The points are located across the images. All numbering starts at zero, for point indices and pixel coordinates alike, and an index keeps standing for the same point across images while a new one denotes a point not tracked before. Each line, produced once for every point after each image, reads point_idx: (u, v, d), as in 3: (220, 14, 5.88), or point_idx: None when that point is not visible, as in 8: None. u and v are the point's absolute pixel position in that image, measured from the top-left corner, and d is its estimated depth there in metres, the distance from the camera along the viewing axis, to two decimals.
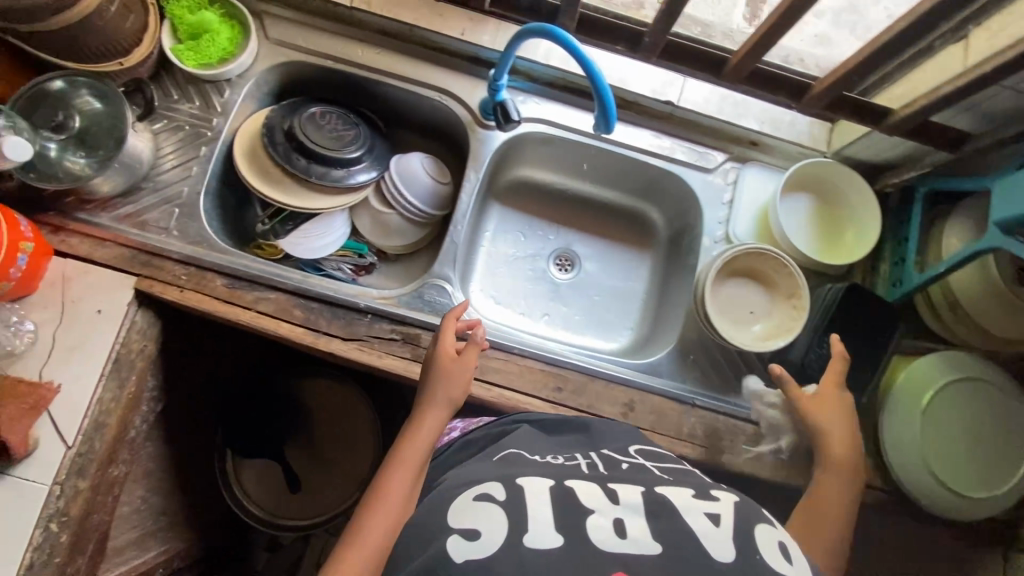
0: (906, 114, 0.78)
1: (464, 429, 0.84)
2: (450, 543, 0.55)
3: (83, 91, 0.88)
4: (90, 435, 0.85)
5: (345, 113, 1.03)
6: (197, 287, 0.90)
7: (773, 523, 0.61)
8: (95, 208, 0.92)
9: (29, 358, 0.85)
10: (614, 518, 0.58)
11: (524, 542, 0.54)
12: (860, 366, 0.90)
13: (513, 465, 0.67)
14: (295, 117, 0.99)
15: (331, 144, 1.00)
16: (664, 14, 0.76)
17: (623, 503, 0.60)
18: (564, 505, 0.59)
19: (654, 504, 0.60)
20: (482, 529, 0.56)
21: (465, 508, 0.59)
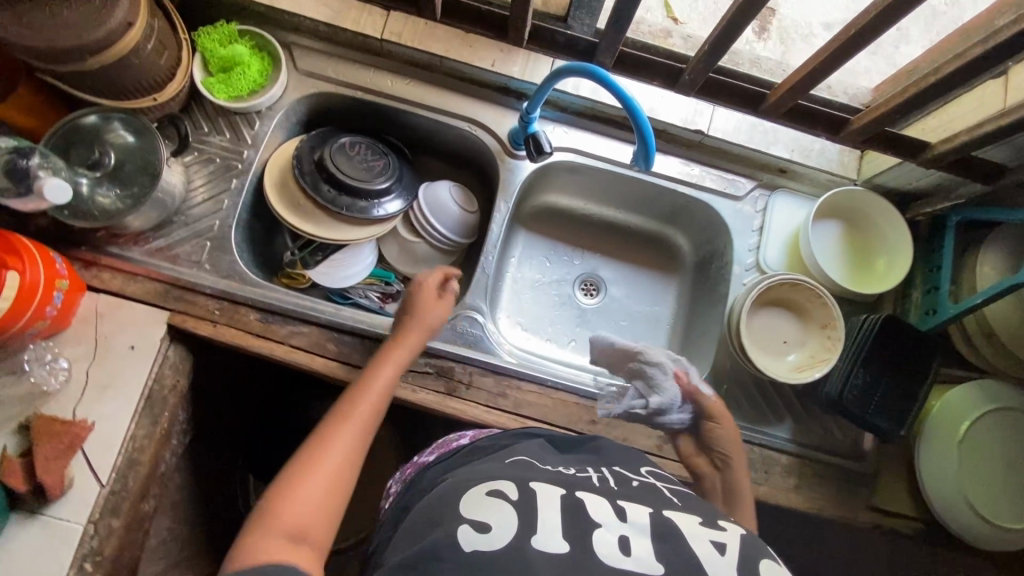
0: (947, 149, 0.79)
1: (473, 435, 0.81)
2: (460, 532, 0.52)
3: (115, 126, 0.88)
4: (123, 473, 0.84)
5: (375, 143, 1.04)
6: (229, 321, 0.90)
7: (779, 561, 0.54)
8: (126, 242, 0.92)
9: (63, 396, 0.84)
10: (620, 535, 0.54)
11: (531, 543, 0.51)
12: (896, 398, 0.89)
13: (525, 471, 0.63)
14: (325, 147, 0.99)
15: (362, 174, 1.00)
16: (712, 50, 0.76)
17: (629, 520, 0.55)
18: (574, 514, 0.55)
19: (661, 526, 0.56)
20: (493, 523, 0.53)
21: (478, 501, 0.56)
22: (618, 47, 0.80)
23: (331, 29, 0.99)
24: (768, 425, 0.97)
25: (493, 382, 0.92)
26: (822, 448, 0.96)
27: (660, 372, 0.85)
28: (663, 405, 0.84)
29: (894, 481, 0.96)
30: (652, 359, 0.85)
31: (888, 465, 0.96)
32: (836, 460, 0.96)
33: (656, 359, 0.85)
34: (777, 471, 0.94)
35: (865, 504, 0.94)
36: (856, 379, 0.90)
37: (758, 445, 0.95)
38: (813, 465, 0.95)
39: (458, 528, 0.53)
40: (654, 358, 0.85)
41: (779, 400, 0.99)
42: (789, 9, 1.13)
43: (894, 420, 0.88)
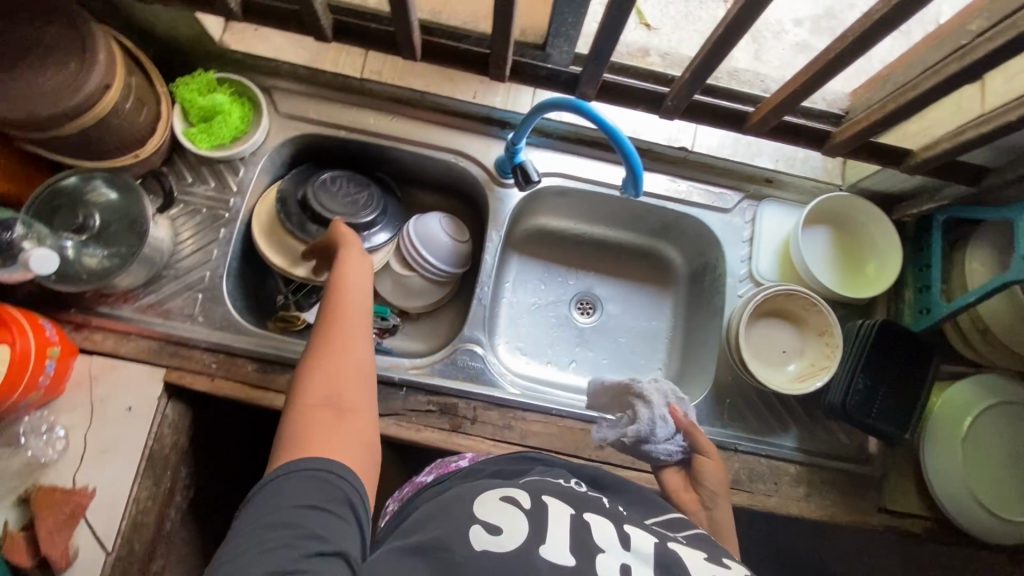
0: (931, 155, 0.79)
1: (473, 458, 0.81)
2: (472, 530, 0.55)
3: (97, 184, 0.87)
4: (129, 537, 0.83)
5: (357, 176, 1.03)
6: (227, 374, 0.89)
7: None
8: (116, 301, 0.90)
9: (61, 464, 0.83)
10: (622, 563, 0.54)
11: (538, 551, 0.53)
12: (899, 402, 0.90)
13: (542, 484, 0.65)
14: (307, 187, 0.98)
15: (347, 209, 0.99)
16: (692, 77, 0.77)
17: (633, 548, 0.56)
18: (579, 532, 0.56)
19: (667, 559, 0.55)
20: (505, 526, 0.56)
21: (493, 503, 0.59)
22: (600, 78, 0.82)
23: (310, 71, 0.99)
24: (774, 436, 0.97)
25: (497, 415, 0.91)
26: (828, 454, 0.97)
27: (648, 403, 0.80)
28: (643, 431, 0.78)
29: (902, 481, 0.96)
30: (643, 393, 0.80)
31: (895, 467, 0.97)
32: (843, 465, 0.96)
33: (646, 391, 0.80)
34: (786, 481, 0.94)
35: (875, 507, 0.95)
36: (858, 384, 0.90)
37: (766, 457, 0.95)
38: (821, 472, 0.95)
39: (470, 525, 0.56)
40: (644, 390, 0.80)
41: (783, 409, 0.99)
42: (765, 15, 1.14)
43: (897, 423, 0.89)
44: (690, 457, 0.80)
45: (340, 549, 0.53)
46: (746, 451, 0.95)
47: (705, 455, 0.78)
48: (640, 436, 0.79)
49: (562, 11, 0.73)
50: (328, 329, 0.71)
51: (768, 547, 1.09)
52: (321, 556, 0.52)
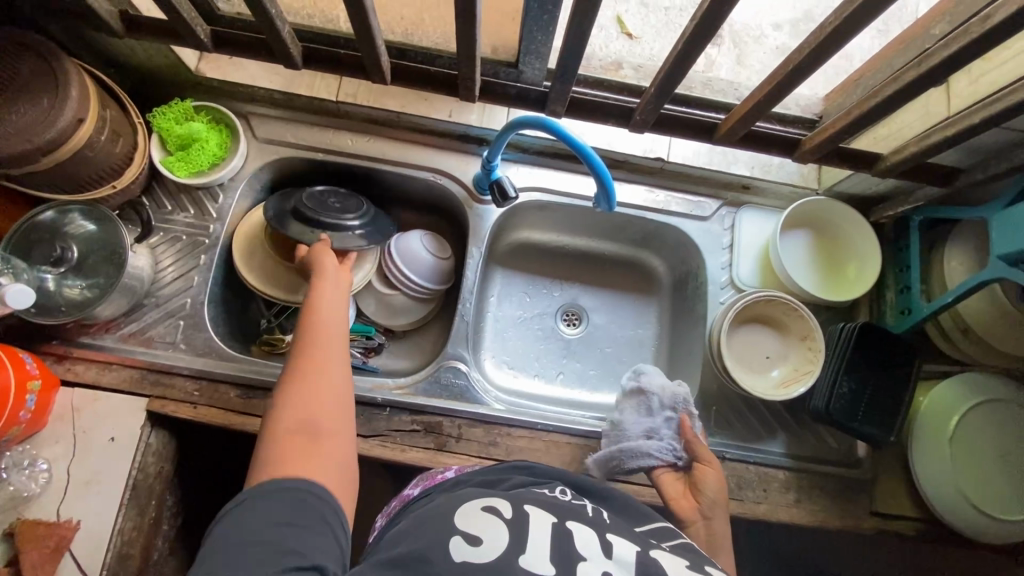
0: (899, 158, 0.80)
1: (458, 470, 0.81)
2: (452, 541, 0.54)
3: (75, 217, 0.88)
4: (114, 569, 0.82)
5: (346, 191, 1.00)
6: (210, 401, 0.89)
7: None
8: (98, 330, 0.91)
9: (44, 498, 0.82)
10: (604, 571, 0.54)
11: (517, 559, 0.53)
12: (886, 405, 0.89)
13: (527, 493, 0.65)
14: (295, 199, 0.95)
15: (339, 215, 0.94)
16: (658, 91, 0.78)
17: (615, 558, 0.56)
18: (561, 542, 0.56)
19: (648, 566, 0.55)
20: (484, 537, 0.55)
21: (474, 515, 0.58)
22: (568, 95, 0.82)
23: (286, 96, 1.00)
24: (762, 442, 0.97)
25: (483, 432, 0.91)
26: (817, 459, 0.96)
27: (651, 399, 0.87)
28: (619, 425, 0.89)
29: (893, 483, 0.95)
30: (646, 390, 0.88)
31: (885, 469, 0.96)
32: (833, 469, 0.96)
33: (652, 387, 0.88)
34: (775, 487, 0.94)
35: (866, 510, 0.94)
36: (842, 387, 0.90)
37: (753, 464, 0.95)
38: (811, 477, 0.95)
39: (449, 537, 0.55)
40: (653, 385, 0.88)
41: (770, 415, 0.99)
42: (742, 22, 1.15)
43: (884, 426, 0.88)
44: (688, 465, 0.82)
45: (316, 563, 0.52)
46: (733, 458, 0.95)
47: (707, 460, 0.80)
48: (615, 436, 0.88)
49: (532, 29, 0.74)
50: (303, 353, 0.71)
51: (763, 552, 1.09)
52: (297, 570, 0.50)
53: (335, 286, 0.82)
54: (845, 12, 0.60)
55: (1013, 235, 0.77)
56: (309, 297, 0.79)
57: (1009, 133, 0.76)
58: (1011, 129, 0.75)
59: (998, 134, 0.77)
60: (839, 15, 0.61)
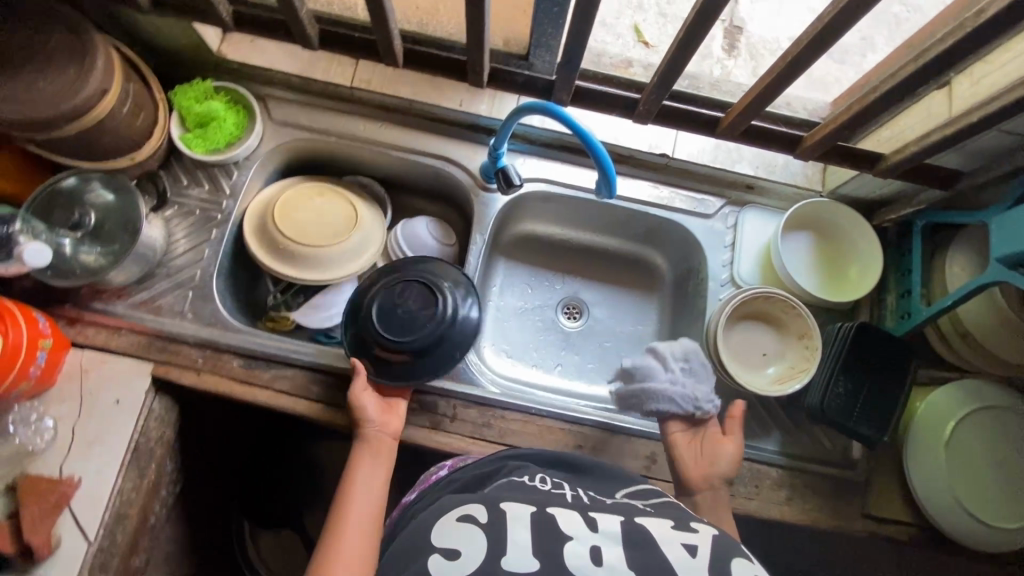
0: (897, 158, 0.81)
1: (452, 466, 0.80)
2: (430, 563, 0.54)
3: (95, 186, 0.91)
4: (111, 528, 0.85)
5: (431, 287, 0.90)
6: (213, 369, 0.91)
7: (752, 558, 0.57)
8: (110, 297, 0.93)
9: (49, 454, 0.85)
10: (592, 546, 0.55)
11: (502, 563, 0.53)
12: (883, 405, 0.89)
13: (501, 491, 0.65)
14: (368, 296, 0.90)
15: (398, 332, 0.87)
16: (659, 82, 0.79)
17: (601, 531, 0.58)
18: (541, 531, 0.57)
19: (633, 535, 0.58)
20: (462, 549, 0.55)
21: (448, 530, 0.58)
22: (573, 84, 0.84)
23: (303, 80, 1.03)
24: (755, 438, 0.97)
25: (477, 414, 0.92)
26: (811, 458, 0.96)
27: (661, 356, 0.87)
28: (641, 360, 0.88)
29: (887, 487, 0.95)
30: (657, 347, 0.88)
31: (879, 472, 0.96)
32: (827, 470, 0.95)
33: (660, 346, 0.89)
34: (767, 484, 0.94)
35: (858, 512, 0.94)
36: (839, 386, 0.89)
37: (746, 459, 0.95)
38: (803, 477, 0.95)
39: (427, 559, 0.55)
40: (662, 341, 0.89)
41: (766, 413, 0.99)
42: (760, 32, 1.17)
43: (880, 426, 0.88)
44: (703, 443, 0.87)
45: None
46: None
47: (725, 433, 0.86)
48: (639, 374, 0.88)
49: (541, 21, 0.76)
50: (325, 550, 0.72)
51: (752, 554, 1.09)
52: None
53: (377, 457, 0.83)
54: (842, 4, 0.61)
55: (1012, 238, 0.77)
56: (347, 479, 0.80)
57: (1008, 137, 0.76)
58: (1010, 133, 0.76)
59: (997, 137, 0.78)
60: (836, 7, 0.62)
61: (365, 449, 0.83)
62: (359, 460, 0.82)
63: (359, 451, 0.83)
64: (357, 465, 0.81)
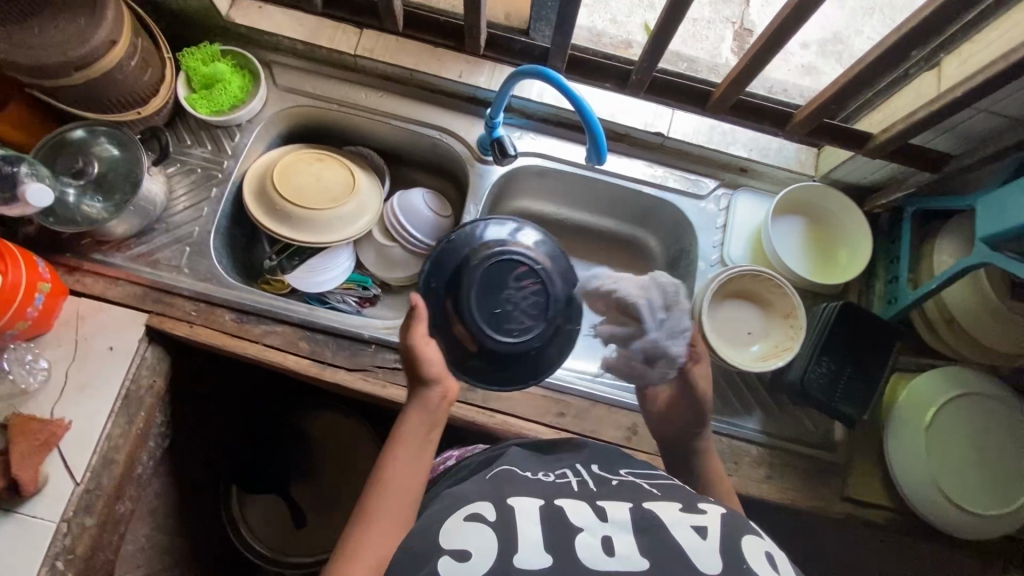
0: (885, 138, 0.82)
1: (459, 457, 0.83)
2: (441, 565, 0.53)
3: (102, 139, 0.93)
4: (97, 471, 0.86)
5: (548, 302, 0.82)
6: (206, 322, 0.93)
7: (761, 533, 0.59)
8: (110, 249, 0.95)
9: (41, 395, 0.87)
10: (602, 536, 0.56)
11: (514, 560, 0.52)
12: (861, 385, 0.91)
13: (506, 485, 0.64)
14: (466, 290, 0.81)
15: (488, 321, 0.80)
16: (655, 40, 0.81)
17: (610, 521, 0.58)
18: (552, 524, 0.57)
19: (642, 520, 0.58)
20: (472, 550, 0.54)
21: (456, 531, 0.56)
22: (567, 50, 0.90)
23: (307, 47, 1.04)
24: (738, 416, 0.97)
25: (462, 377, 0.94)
26: (793, 439, 0.96)
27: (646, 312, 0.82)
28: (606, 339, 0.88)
29: (867, 471, 0.95)
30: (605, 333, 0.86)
31: (859, 456, 0.96)
32: (807, 451, 0.96)
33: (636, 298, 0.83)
34: (747, 461, 0.94)
35: (838, 495, 0.94)
36: (820, 367, 0.91)
37: (727, 436, 0.95)
38: (782, 456, 0.95)
39: (437, 561, 0.54)
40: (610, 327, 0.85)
41: (749, 392, 0.99)
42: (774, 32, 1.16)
43: (859, 405, 0.90)
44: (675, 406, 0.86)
45: None
46: None
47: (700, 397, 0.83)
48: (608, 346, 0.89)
49: None
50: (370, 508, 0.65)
51: None
52: None
53: (426, 427, 0.74)
54: None
55: (998, 219, 0.77)
56: (397, 439, 0.72)
57: (1000, 119, 0.77)
58: (995, 113, 0.77)
59: (983, 119, 0.79)
60: None
61: (414, 412, 0.75)
62: (405, 427, 0.73)
63: (407, 416, 0.74)
64: (404, 432, 0.73)
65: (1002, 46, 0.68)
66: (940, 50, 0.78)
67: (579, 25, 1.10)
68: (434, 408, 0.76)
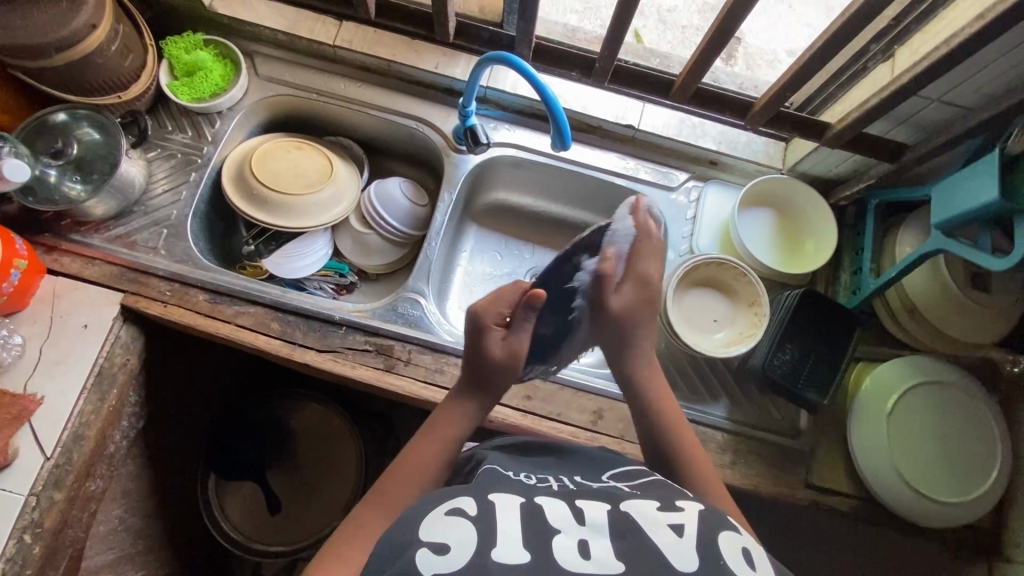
0: (844, 126, 0.85)
1: None
2: (418, 558, 0.48)
3: (83, 123, 0.96)
4: (68, 447, 0.87)
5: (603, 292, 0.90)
6: (179, 302, 0.95)
7: (739, 530, 0.56)
8: (88, 230, 0.97)
9: (14, 371, 0.88)
10: (579, 539, 0.51)
11: (491, 554, 0.48)
12: (822, 371, 0.92)
13: (490, 481, 0.59)
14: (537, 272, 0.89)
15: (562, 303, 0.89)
16: (617, 23, 0.85)
17: (588, 523, 0.53)
18: (531, 522, 0.52)
19: (620, 523, 0.54)
20: (453, 542, 0.49)
21: (435, 520, 0.52)
22: (532, 39, 0.94)
23: (288, 37, 1.07)
24: (704, 403, 0.98)
25: (431, 359, 0.95)
26: (759, 426, 0.97)
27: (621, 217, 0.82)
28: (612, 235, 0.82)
29: (832, 458, 0.96)
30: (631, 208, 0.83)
31: (825, 443, 0.97)
32: (773, 438, 0.96)
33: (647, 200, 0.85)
34: (713, 447, 0.95)
35: (802, 481, 0.95)
36: (782, 353, 0.93)
37: (692, 421, 0.97)
38: (748, 442, 0.96)
39: (415, 552, 0.49)
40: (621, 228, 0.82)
41: (716, 379, 1.00)
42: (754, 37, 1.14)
43: (821, 391, 0.92)
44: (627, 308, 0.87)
45: None
46: None
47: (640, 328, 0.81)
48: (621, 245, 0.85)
49: None
50: (385, 482, 0.68)
51: None
52: None
53: (467, 431, 0.75)
54: None
55: (950, 206, 0.79)
56: (431, 429, 0.73)
57: (952, 109, 0.80)
58: (947, 103, 0.79)
59: (936, 108, 0.81)
60: None
61: (464, 416, 0.75)
62: (450, 427, 0.74)
63: (452, 410, 0.75)
64: (449, 432, 0.73)
65: (945, 35, 0.71)
66: (894, 43, 0.81)
67: (558, 22, 1.12)
68: (483, 413, 0.77)
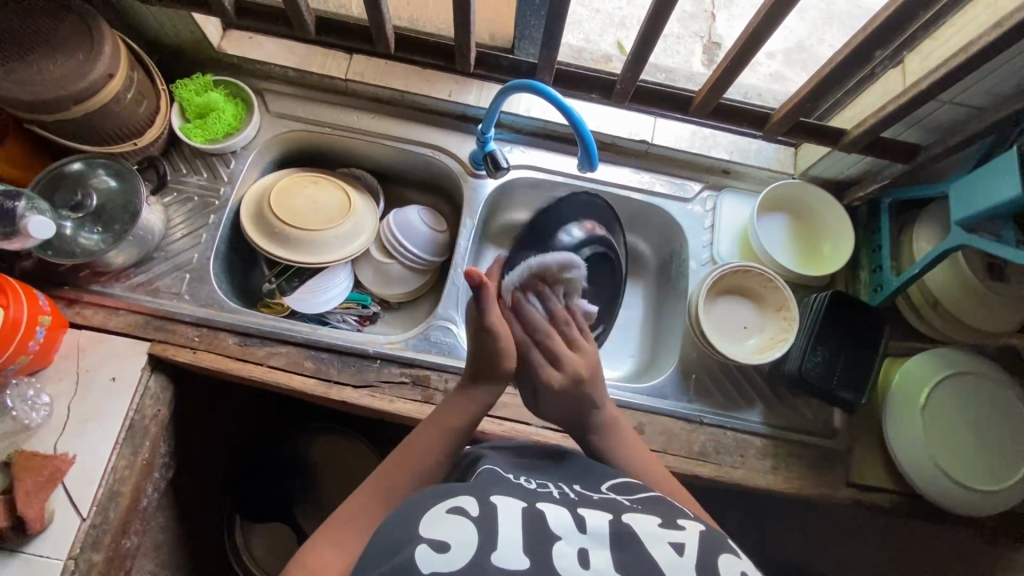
0: (860, 132, 0.88)
1: None
2: (417, 555, 0.47)
3: (100, 171, 0.94)
4: (104, 505, 0.85)
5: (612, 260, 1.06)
6: (209, 347, 0.93)
7: (738, 554, 0.53)
8: (108, 280, 0.95)
9: (44, 431, 0.86)
10: (579, 548, 0.50)
11: (491, 557, 0.47)
12: (852, 370, 0.95)
13: (489, 482, 0.57)
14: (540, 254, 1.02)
15: None
16: (643, 40, 0.86)
17: (589, 531, 0.52)
18: (533, 526, 0.51)
19: (620, 534, 0.52)
20: (453, 541, 0.48)
21: (435, 519, 0.50)
22: (554, 65, 0.96)
23: (299, 74, 1.07)
24: (742, 411, 0.99)
25: None
26: (794, 428, 0.98)
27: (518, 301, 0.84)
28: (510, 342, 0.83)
29: (869, 455, 0.97)
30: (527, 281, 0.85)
31: (861, 441, 0.98)
32: (811, 439, 0.98)
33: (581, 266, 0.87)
34: (753, 453, 0.96)
35: (842, 481, 0.96)
36: (815, 355, 0.95)
37: (731, 429, 0.97)
38: (787, 446, 0.97)
39: (413, 549, 0.47)
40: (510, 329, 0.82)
41: (748, 384, 1.01)
42: None
43: (856, 390, 0.94)
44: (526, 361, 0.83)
45: None
46: (711, 423, 0.97)
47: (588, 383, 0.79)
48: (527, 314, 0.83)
49: None
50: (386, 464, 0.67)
51: None
52: None
53: (470, 421, 0.74)
54: None
55: (971, 202, 0.82)
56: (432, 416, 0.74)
57: (963, 110, 0.84)
58: (960, 104, 0.83)
59: (948, 109, 0.85)
60: None
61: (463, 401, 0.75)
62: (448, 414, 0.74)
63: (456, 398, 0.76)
64: (447, 419, 0.73)
65: (961, 43, 0.74)
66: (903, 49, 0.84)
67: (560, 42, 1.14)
68: (487, 406, 0.76)
